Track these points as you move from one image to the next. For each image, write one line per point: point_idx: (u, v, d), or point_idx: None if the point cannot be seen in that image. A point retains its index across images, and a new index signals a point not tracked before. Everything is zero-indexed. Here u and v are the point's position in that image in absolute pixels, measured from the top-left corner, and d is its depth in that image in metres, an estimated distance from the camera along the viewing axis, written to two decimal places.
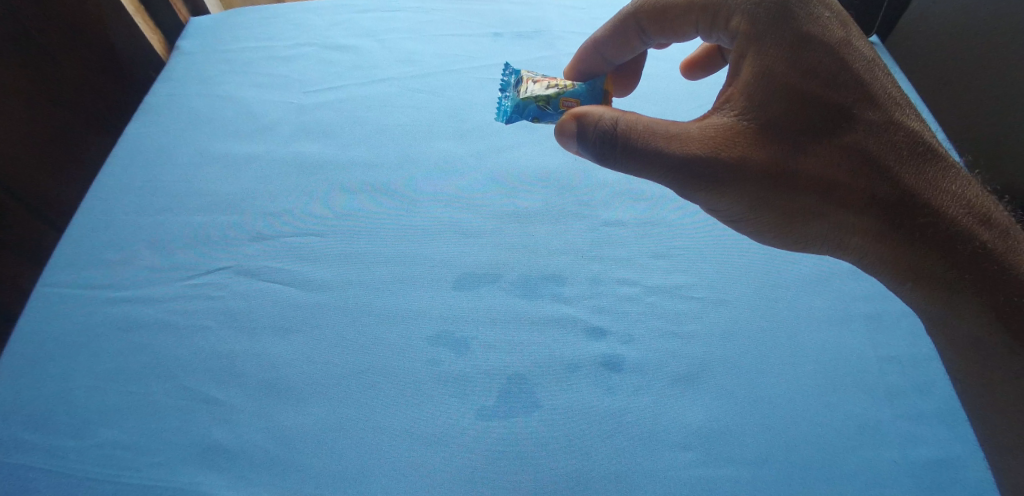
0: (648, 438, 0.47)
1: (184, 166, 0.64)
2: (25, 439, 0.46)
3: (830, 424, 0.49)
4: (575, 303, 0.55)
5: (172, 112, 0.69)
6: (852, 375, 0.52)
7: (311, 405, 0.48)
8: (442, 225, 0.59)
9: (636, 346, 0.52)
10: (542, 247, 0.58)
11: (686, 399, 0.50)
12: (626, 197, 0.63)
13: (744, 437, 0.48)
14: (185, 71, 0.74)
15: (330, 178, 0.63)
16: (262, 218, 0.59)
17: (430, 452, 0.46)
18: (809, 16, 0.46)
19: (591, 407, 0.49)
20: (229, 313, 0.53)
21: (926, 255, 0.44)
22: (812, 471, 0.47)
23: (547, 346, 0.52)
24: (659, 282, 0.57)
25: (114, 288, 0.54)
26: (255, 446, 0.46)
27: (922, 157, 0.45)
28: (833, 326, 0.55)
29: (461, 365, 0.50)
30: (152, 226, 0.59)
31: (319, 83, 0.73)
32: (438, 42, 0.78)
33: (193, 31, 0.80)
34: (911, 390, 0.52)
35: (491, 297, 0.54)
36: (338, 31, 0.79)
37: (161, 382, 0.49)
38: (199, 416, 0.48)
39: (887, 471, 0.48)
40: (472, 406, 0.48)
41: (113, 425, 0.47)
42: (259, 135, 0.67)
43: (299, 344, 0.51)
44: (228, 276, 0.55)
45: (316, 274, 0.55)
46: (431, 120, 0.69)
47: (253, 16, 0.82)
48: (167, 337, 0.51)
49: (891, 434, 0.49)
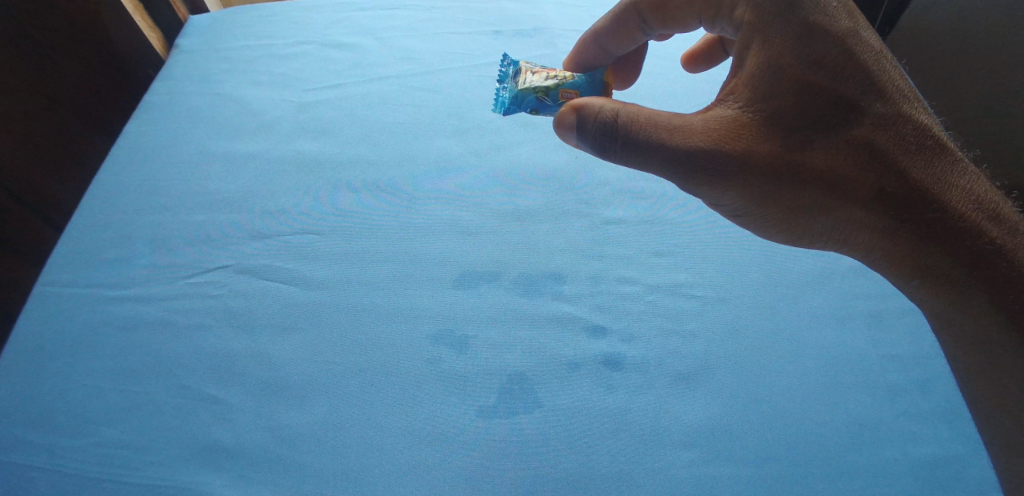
0: (650, 437, 0.46)
1: (184, 166, 0.64)
2: (24, 438, 0.45)
3: (835, 423, 0.47)
4: (574, 301, 0.53)
5: (172, 111, 0.69)
6: (862, 372, 0.50)
7: (309, 404, 0.47)
8: (442, 223, 0.58)
9: (637, 344, 0.51)
10: (542, 245, 0.57)
11: (690, 397, 0.48)
12: (626, 195, 0.62)
13: (749, 436, 0.46)
14: (185, 70, 0.75)
15: (330, 177, 0.62)
16: (261, 216, 0.59)
17: (428, 452, 0.44)
18: (817, 3, 0.44)
19: (593, 404, 0.47)
20: (229, 312, 0.52)
21: (934, 251, 0.42)
22: (822, 471, 0.45)
23: (546, 344, 0.50)
24: (659, 280, 0.55)
25: (112, 287, 0.54)
26: (256, 443, 0.45)
27: (930, 151, 0.43)
28: (835, 325, 0.53)
29: (460, 364, 0.49)
30: (150, 226, 0.58)
31: (317, 81, 0.73)
32: (438, 40, 0.78)
33: (192, 29, 0.81)
34: (916, 390, 0.49)
35: (490, 295, 0.53)
36: (337, 29, 0.80)
37: (160, 382, 0.48)
38: (198, 414, 0.46)
39: (894, 473, 0.45)
40: (473, 405, 0.47)
41: (113, 424, 0.46)
42: (259, 134, 0.67)
43: (298, 343, 0.50)
44: (227, 274, 0.55)
45: (314, 272, 0.55)
46: (430, 117, 0.69)
47: (254, 16, 0.83)
48: (166, 336, 0.51)
49: (903, 433, 0.47)
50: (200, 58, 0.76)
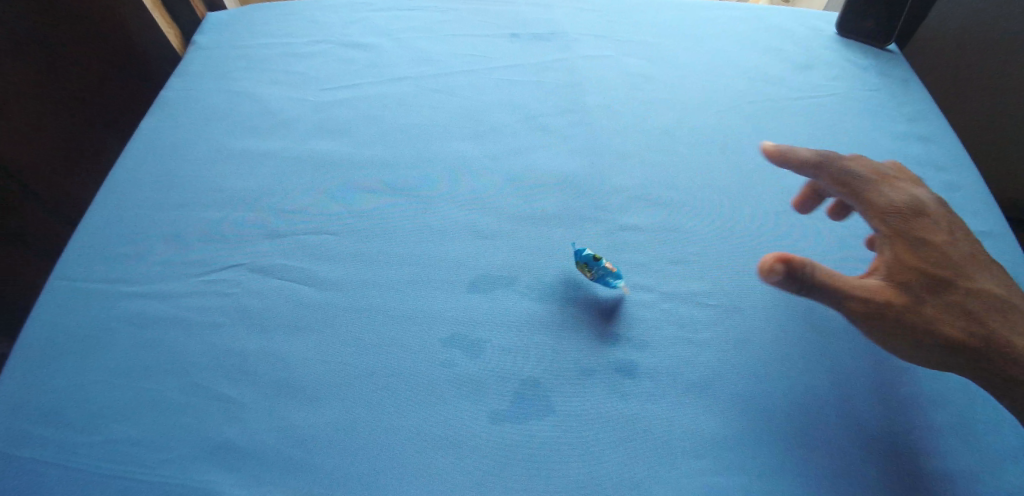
0: (661, 445, 0.45)
1: (200, 162, 0.64)
2: (37, 434, 0.45)
3: (847, 436, 0.47)
4: (588, 306, 0.53)
5: (189, 107, 0.70)
6: (875, 386, 0.50)
7: (322, 404, 0.47)
8: (456, 226, 0.58)
9: (650, 352, 0.50)
10: (556, 251, 0.57)
11: (703, 407, 0.48)
12: (641, 202, 0.61)
13: (761, 446, 0.46)
14: (203, 67, 0.75)
15: (345, 177, 0.62)
16: (277, 215, 0.59)
17: (439, 454, 0.44)
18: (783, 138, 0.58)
19: (605, 412, 0.47)
20: (242, 310, 0.52)
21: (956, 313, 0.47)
22: (835, 484, 0.44)
23: (560, 350, 0.50)
24: (674, 288, 0.55)
25: (128, 282, 0.54)
26: (268, 443, 0.45)
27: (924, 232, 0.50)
28: (848, 337, 0.52)
29: (473, 368, 0.49)
30: (165, 222, 0.59)
31: (334, 81, 0.73)
32: (456, 42, 0.78)
33: (209, 26, 0.81)
34: (928, 404, 0.49)
35: (504, 300, 0.53)
36: (355, 29, 0.80)
37: (174, 379, 0.48)
38: (210, 413, 0.46)
39: (907, 486, 0.45)
40: (485, 409, 0.47)
41: (126, 421, 0.46)
42: (275, 132, 0.67)
43: (312, 343, 0.50)
44: (242, 272, 0.55)
45: (328, 273, 0.55)
46: (447, 120, 0.69)
47: (272, 14, 0.83)
48: (180, 332, 0.51)
49: (917, 448, 0.47)
50: (218, 54, 0.77)
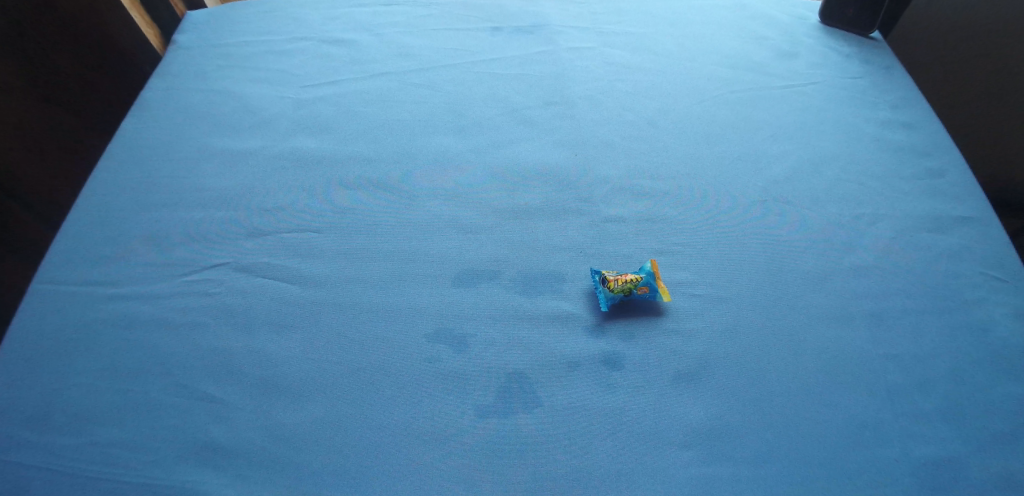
0: (649, 436, 0.45)
1: (182, 162, 0.63)
2: (22, 438, 0.45)
3: (834, 423, 0.47)
4: (574, 299, 0.53)
5: (171, 107, 0.69)
6: (861, 373, 0.50)
7: (308, 402, 0.46)
8: (441, 221, 0.58)
9: (636, 343, 0.50)
10: (542, 244, 0.57)
11: (690, 397, 0.48)
12: (627, 194, 0.61)
13: (750, 435, 0.46)
14: (183, 67, 0.74)
15: (330, 174, 0.62)
16: (260, 213, 0.59)
17: (426, 450, 0.44)
18: None
19: (593, 403, 0.47)
20: (227, 310, 0.52)
21: None
22: (824, 471, 0.44)
23: (546, 343, 0.50)
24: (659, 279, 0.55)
25: (110, 285, 0.53)
26: (254, 442, 0.45)
27: None
28: (834, 325, 0.52)
29: (459, 363, 0.49)
30: (148, 223, 0.58)
31: (317, 78, 0.72)
32: (438, 36, 0.78)
33: (190, 25, 0.80)
34: (914, 389, 0.49)
35: (490, 294, 0.53)
36: (337, 25, 0.79)
37: (160, 380, 0.48)
38: (197, 414, 0.46)
39: (895, 472, 0.45)
40: (472, 404, 0.46)
41: (112, 424, 0.46)
42: (258, 130, 0.67)
43: (298, 342, 0.50)
44: (227, 272, 0.54)
45: (313, 270, 0.54)
46: (431, 114, 0.68)
47: (253, 11, 0.82)
48: (164, 334, 0.50)
49: (904, 433, 0.47)
50: (199, 53, 0.76)
